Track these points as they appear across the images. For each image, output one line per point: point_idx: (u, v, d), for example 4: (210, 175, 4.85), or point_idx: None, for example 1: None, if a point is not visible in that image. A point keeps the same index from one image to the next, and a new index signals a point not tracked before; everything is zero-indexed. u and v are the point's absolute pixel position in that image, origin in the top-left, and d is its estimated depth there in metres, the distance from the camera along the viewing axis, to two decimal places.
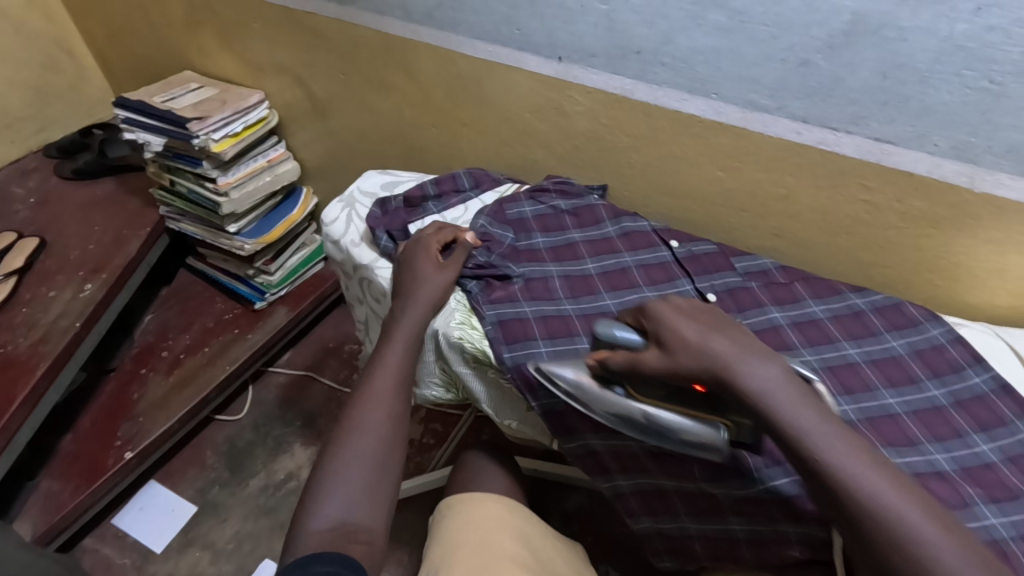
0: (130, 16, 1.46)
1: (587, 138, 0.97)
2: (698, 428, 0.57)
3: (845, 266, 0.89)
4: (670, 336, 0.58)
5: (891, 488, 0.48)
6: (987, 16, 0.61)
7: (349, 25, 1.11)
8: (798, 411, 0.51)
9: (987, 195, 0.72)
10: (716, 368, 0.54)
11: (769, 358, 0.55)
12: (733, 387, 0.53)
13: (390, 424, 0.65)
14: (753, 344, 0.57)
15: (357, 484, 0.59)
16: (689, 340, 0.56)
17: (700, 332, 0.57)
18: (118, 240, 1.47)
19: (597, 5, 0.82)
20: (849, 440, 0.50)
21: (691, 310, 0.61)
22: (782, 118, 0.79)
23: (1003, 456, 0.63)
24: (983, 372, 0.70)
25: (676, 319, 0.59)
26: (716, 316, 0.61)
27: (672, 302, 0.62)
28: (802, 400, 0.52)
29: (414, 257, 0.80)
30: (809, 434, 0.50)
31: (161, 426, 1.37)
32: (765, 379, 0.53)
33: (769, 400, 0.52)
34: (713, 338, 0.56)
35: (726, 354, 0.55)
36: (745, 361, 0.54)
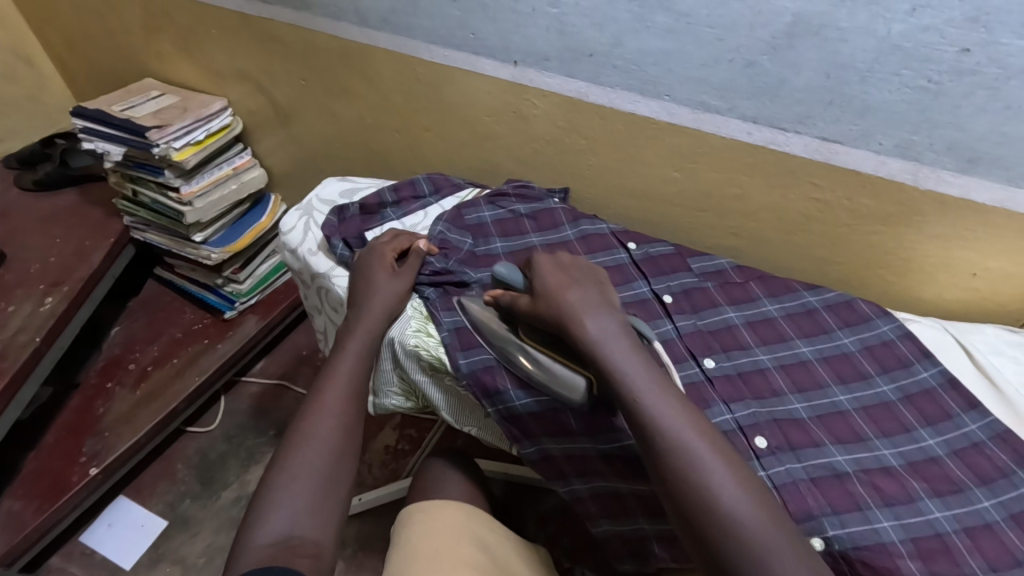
0: (86, 24, 1.43)
1: (546, 141, 0.97)
2: (560, 370, 0.63)
3: (803, 264, 0.89)
4: (536, 285, 0.64)
5: (686, 423, 0.53)
6: (921, 16, 0.61)
7: (306, 31, 1.10)
8: (623, 358, 0.57)
9: (931, 192, 0.73)
10: (561, 315, 0.60)
11: (613, 314, 0.61)
12: (570, 333, 0.59)
13: (342, 435, 0.64)
14: (606, 301, 0.63)
15: (305, 496, 0.59)
16: (549, 289, 0.62)
17: (562, 284, 0.63)
18: (80, 252, 1.44)
19: (548, 8, 0.82)
20: (664, 387, 0.56)
21: (568, 267, 0.67)
22: (733, 119, 0.79)
23: (949, 450, 0.64)
24: (931, 367, 0.71)
25: (547, 271, 0.65)
26: (590, 276, 0.67)
27: (555, 258, 0.68)
28: (630, 349, 0.58)
29: (369, 266, 0.80)
30: (628, 378, 0.56)
31: (128, 440, 1.34)
32: (601, 327, 0.59)
33: (600, 344, 0.58)
34: (570, 291, 0.62)
35: (575, 304, 0.61)
36: (588, 311, 0.60)
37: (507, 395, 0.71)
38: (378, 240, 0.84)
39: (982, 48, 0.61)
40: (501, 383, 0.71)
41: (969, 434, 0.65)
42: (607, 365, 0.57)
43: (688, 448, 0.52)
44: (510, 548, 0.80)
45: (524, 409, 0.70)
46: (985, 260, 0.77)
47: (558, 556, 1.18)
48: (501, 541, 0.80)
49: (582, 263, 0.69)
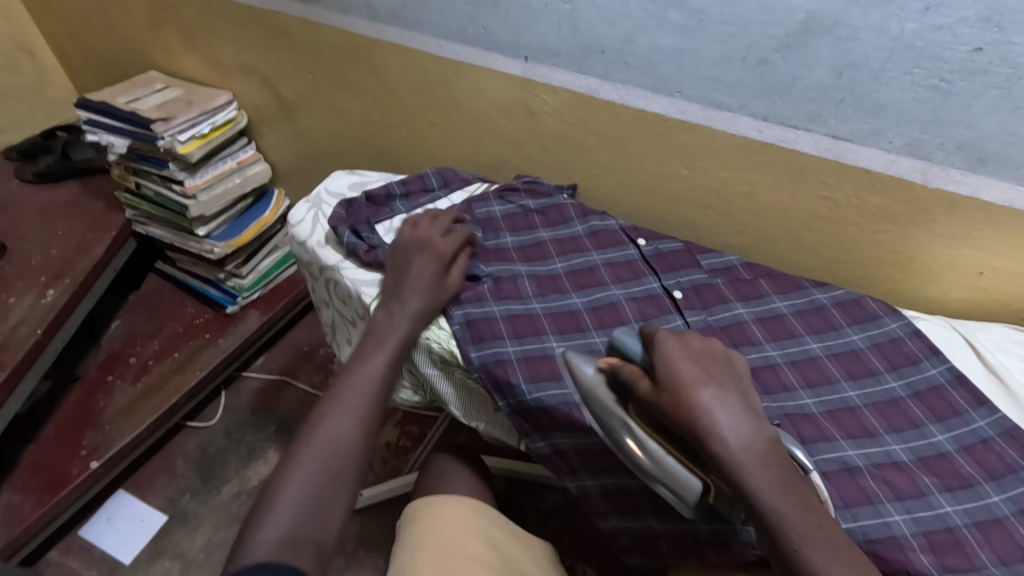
0: (91, 15, 1.43)
1: (555, 138, 0.97)
2: (676, 468, 0.55)
3: (810, 262, 0.90)
4: (665, 375, 0.56)
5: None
6: (933, 15, 0.62)
7: (315, 24, 1.10)
8: (778, 495, 0.50)
9: (940, 190, 0.74)
10: (699, 429, 0.53)
11: (756, 426, 0.54)
12: (714, 455, 0.52)
13: (354, 434, 0.65)
14: (744, 404, 0.56)
15: (313, 494, 0.60)
16: (684, 391, 0.54)
17: (696, 382, 0.55)
18: (82, 244, 1.44)
19: (560, 4, 0.82)
20: (824, 535, 0.50)
21: (699, 354, 0.59)
22: (743, 116, 0.79)
23: (958, 445, 0.64)
24: (939, 364, 0.72)
25: (679, 359, 0.57)
26: (721, 365, 0.59)
27: (686, 340, 0.60)
28: (784, 482, 0.51)
29: (420, 254, 0.78)
30: (788, 527, 0.50)
31: (128, 435, 1.33)
32: (748, 452, 0.52)
33: (752, 477, 0.51)
34: (704, 392, 0.55)
35: (717, 417, 0.53)
36: (729, 426, 0.53)
37: (518, 389, 0.71)
38: (431, 227, 0.82)
39: (994, 47, 0.61)
40: (512, 377, 0.72)
41: (977, 430, 0.66)
42: (763, 507, 0.50)
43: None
44: (516, 544, 0.80)
45: (535, 404, 0.70)
46: (991, 259, 0.77)
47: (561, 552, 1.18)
48: (506, 536, 0.80)
49: (709, 343, 0.61)
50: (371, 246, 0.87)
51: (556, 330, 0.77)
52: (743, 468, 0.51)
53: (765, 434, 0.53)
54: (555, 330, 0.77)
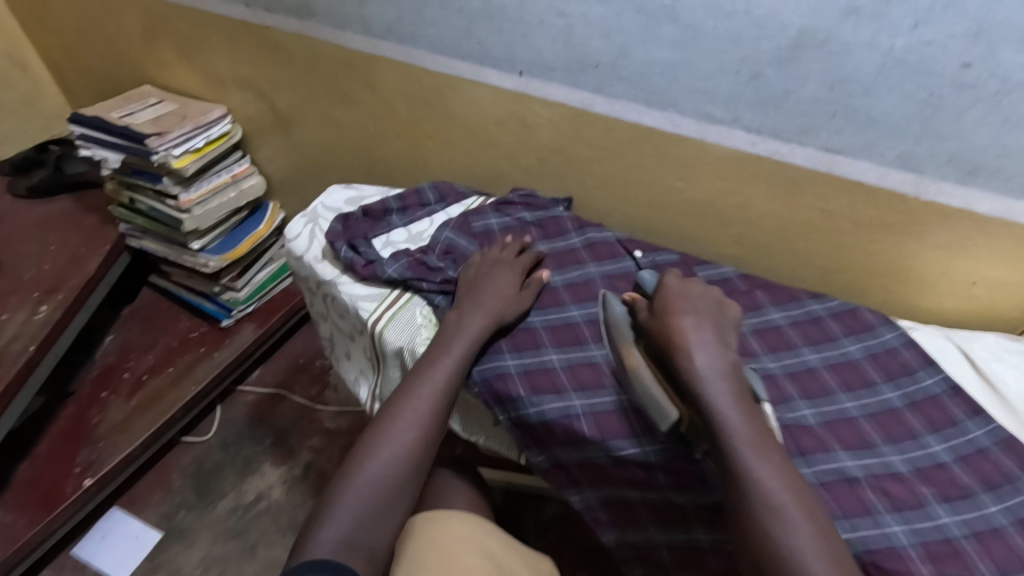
0: (84, 30, 1.43)
1: (551, 151, 0.98)
2: (654, 389, 0.64)
3: (805, 272, 0.90)
4: (659, 306, 0.68)
5: (778, 479, 0.55)
6: (923, 31, 0.63)
7: (310, 39, 1.11)
8: (730, 407, 0.59)
9: (932, 202, 0.75)
10: (675, 343, 0.63)
11: (727, 354, 0.63)
12: (679, 365, 0.62)
13: (408, 453, 0.68)
14: (720, 336, 0.65)
15: (367, 505, 0.66)
16: (670, 316, 0.66)
17: (682, 311, 0.66)
18: (76, 259, 1.43)
19: (554, 20, 0.83)
20: (768, 448, 0.57)
21: (698, 296, 0.69)
22: (737, 130, 0.80)
23: (955, 455, 0.65)
24: (934, 374, 0.72)
25: (676, 298, 0.68)
26: (714, 308, 0.69)
27: (692, 288, 0.70)
28: (737, 396, 0.60)
29: (493, 272, 0.80)
30: (730, 429, 0.58)
31: (123, 451, 1.32)
32: (711, 366, 0.61)
33: (709, 385, 0.60)
34: (687, 318, 0.65)
35: (691, 338, 0.63)
36: (700, 347, 0.63)
37: (518, 402, 0.72)
38: (502, 252, 0.84)
39: (982, 63, 0.62)
40: (512, 390, 0.73)
41: (974, 440, 0.66)
42: (712, 412, 0.59)
43: (783, 515, 0.53)
44: (516, 559, 0.79)
45: (535, 417, 0.71)
46: (984, 269, 0.78)
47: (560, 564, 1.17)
48: (506, 552, 0.79)
49: (709, 291, 0.71)
50: (369, 260, 0.87)
51: (555, 342, 0.77)
52: (702, 378, 0.60)
53: (732, 359, 0.63)
54: (555, 343, 0.77)
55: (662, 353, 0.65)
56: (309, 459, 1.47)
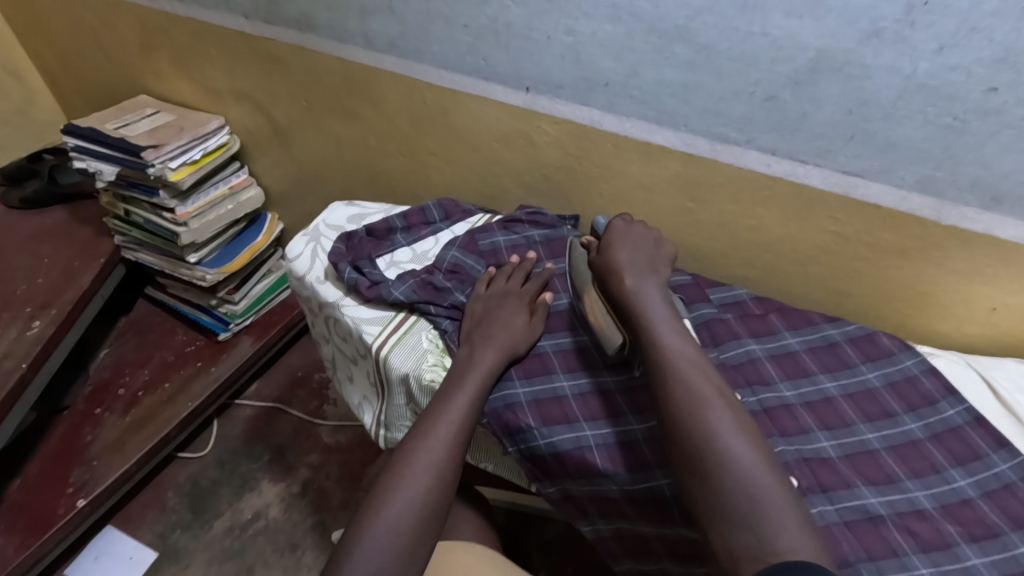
0: (79, 40, 1.40)
1: (558, 168, 0.96)
2: (605, 319, 0.73)
3: (818, 296, 0.88)
4: (602, 240, 0.75)
5: (695, 369, 0.61)
6: (948, 55, 0.61)
7: (311, 52, 1.08)
8: (656, 314, 0.66)
9: (952, 227, 0.73)
10: (611, 270, 0.71)
11: (658, 279, 0.71)
12: (614, 286, 0.70)
13: (427, 498, 0.65)
14: (653, 266, 0.72)
15: (387, 556, 0.61)
16: (608, 249, 0.73)
17: (620, 244, 0.73)
18: (69, 272, 1.40)
19: (563, 37, 0.81)
20: (688, 347, 0.64)
21: (641, 234, 0.76)
22: (751, 151, 0.78)
23: (981, 491, 0.63)
24: (956, 405, 0.70)
25: (619, 231, 0.75)
26: (652, 242, 0.76)
27: (637, 226, 0.77)
28: (665, 309, 0.67)
29: (502, 307, 0.79)
30: (657, 336, 0.64)
31: (117, 470, 1.29)
32: (642, 286, 0.69)
33: (640, 302, 0.67)
34: (623, 249, 0.73)
35: (624, 264, 0.71)
36: (631, 271, 0.70)
37: (528, 433, 0.70)
38: (508, 282, 0.82)
39: (1009, 88, 0.61)
40: (522, 420, 0.70)
41: (1000, 474, 0.64)
42: (641, 323, 0.66)
43: (698, 400, 0.59)
44: None
45: (546, 449, 0.68)
46: (1003, 295, 0.76)
47: None
48: None
49: (649, 231, 0.77)
50: (374, 282, 0.85)
51: (565, 368, 0.75)
52: (633, 298, 0.68)
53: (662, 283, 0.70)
54: (565, 368, 0.75)
55: (603, 281, 0.73)
56: (308, 476, 1.44)
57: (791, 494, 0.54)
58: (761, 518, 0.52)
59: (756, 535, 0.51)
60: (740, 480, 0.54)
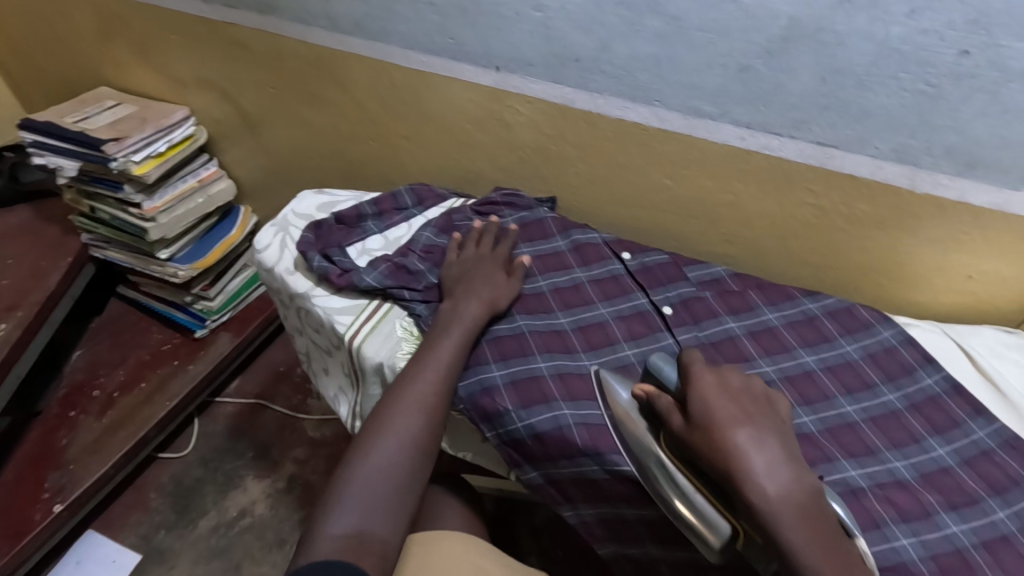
0: (32, 30, 1.34)
1: (532, 149, 0.94)
2: (704, 506, 0.49)
3: (797, 270, 0.88)
4: (698, 408, 0.51)
5: None
6: (920, 18, 0.60)
7: (275, 36, 1.04)
8: (819, 557, 0.45)
9: (928, 195, 0.72)
10: (734, 474, 0.47)
11: (800, 478, 0.48)
12: (750, 500, 0.47)
13: (415, 438, 0.66)
14: (785, 454, 0.50)
15: (378, 495, 0.63)
16: (720, 433, 0.49)
17: (730, 419, 0.50)
18: (35, 273, 1.35)
19: (531, 12, 0.78)
20: None
21: (735, 390, 0.54)
22: (726, 124, 0.77)
23: (960, 459, 0.63)
24: (934, 373, 0.70)
25: (713, 393, 0.52)
26: (760, 407, 0.54)
27: (724, 380, 0.54)
28: (823, 537, 0.46)
29: (476, 269, 0.79)
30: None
31: (95, 473, 1.26)
32: (789, 499, 0.47)
33: (793, 533, 0.45)
34: (742, 431, 0.50)
35: (754, 461, 0.48)
36: (768, 473, 0.48)
37: (506, 417, 0.69)
38: (478, 247, 0.82)
39: (981, 51, 0.60)
40: (500, 404, 0.69)
41: (977, 441, 0.65)
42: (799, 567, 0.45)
43: None
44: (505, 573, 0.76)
45: (525, 432, 0.68)
46: (979, 262, 0.76)
47: (554, 569, 1.15)
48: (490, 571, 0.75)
49: (749, 385, 0.56)
50: (345, 270, 0.83)
51: (542, 349, 0.74)
52: (781, 520, 0.46)
53: (807, 484, 0.48)
54: (542, 349, 0.74)
55: (716, 481, 0.49)
56: (293, 472, 1.42)
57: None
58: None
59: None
60: None
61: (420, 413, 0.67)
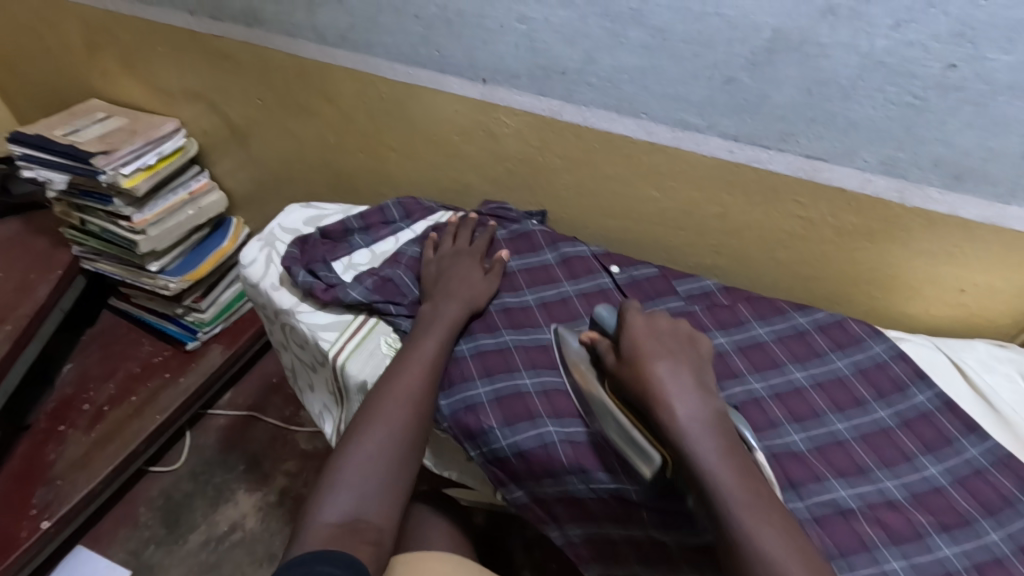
0: (23, 43, 1.34)
1: (518, 161, 0.93)
2: (640, 439, 0.59)
3: (788, 282, 0.87)
4: (625, 346, 0.61)
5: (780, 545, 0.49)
6: (905, 31, 0.59)
7: (261, 48, 1.04)
8: (720, 465, 0.53)
9: (917, 208, 0.71)
10: (651, 398, 0.57)
11: (708, 402, 0.58)
12: (664, 420, 0.56)
13: (404, 428, 0.66)
14: (699, 381, 0.60)
15: (370, 482, 0.62)
16: (641, 364, 0.59)
17: (654, 353, 0.60)
18: (24, 285, 1.34)
19: (515, 24, 0.77)
20: (765, 507, 0.52)
21: (664, 333, 0.64)
22: (713, 137, 0.76)
23: (952, 478, 0.61)
24: (926, 389, 0.69)
25: (640, 333, 0.62)
26: (684, 346, 0.63)
27: (654, 324, 0.64)
28: (728, 450, 0.54)
29: (455, 266, 0.80)
30: (725, 493, 0.52)
31: (82, 489, 1.24)
32: (696, 418, 0.56)
33: (697, 445, 0.54)
34: (661, 364, 0.59)
35: (668, 388, 0.57)
36: (679, 397, 0.57)
37: (490, 435, 0.68)
38: (455, 241, 0.85)
39: (968, 63, 0.59)
40: (484, 422, 0.68)
41: (970, 460, 0.63)
42: (701, 473, 0.53)
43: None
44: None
45: (510, 450, 0.67)
46: (971, 275, 0.75)
47: None
48: None
49: (678, 325, 0.65)
50: (330, 285, 0.82)
51: (528, 364, 0.73)
52: (685, 434, 0.55)
53: (714, 407, 0.57)
54: (527, 364, 0.73)
55: (642, 409, 0.59)
56: (284, 485, 1.41)
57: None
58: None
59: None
60: None
61: (404, 430, 0.66)
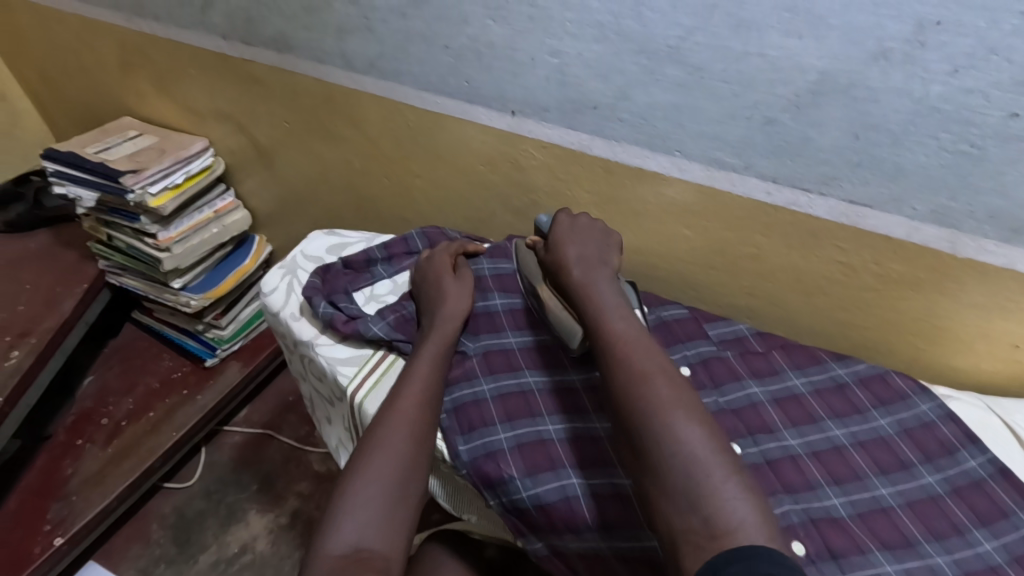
0: (62, 61, 1.36)
1: (544, 193, 0.91)
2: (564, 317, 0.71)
3: (825, 328, 0.82)
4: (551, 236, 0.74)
5: (642, 354, 0.59)
6: (963, 78, 0.56)
7: (290, 73, 1.04)
8: (605, 303, 0.65)
9: (971, 260, 0.67)
10: (560, 263, 0.70)
11: (606, 267, 0.70)
12: (566, 278, 0.69)
13: (410, 453, 0.63)
14: (603, 256, 0.72)
15: (376, 509, 0.59)
16: (558, 243, 0.72)
17: (570, 239, 0.72)
18: (51, 299, 1.35)
19: (548, 58, 0.76)
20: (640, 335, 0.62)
21: (586, 226, 0.75)
22: (750, 177, 0.73)
23: (1009, 556, 0.57)
24: (978, 454, 0.65)
25: (564, 226, 0.75)
26: (600, 236, 0.74)
27: (575, 219, 0.76)
28: (615, 296, 0.66)
29: (426, 273, 0.81)
30: (604, 322, 0.63)
31: (95, 506, 1.23)
32: (590, 275, 0.68)
33: (589, 290, 0.66)
34: (573, 243, 0.72)
35: (574, 254, 0.70)
36: (579, 261, 0.70)
37: (510, 485, 0.65)
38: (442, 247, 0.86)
39: None
40: (504, 471, 0.65)
41: None
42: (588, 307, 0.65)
43: (633, 374, 0.57)
44: None
45: (530, 502, 0.63)
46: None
47: None
48: None
49: (597, 223, 0.76)
50: (351, 317, 0.80)
51: (551, 410, 0.71)
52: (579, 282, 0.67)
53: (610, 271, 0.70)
54: (551, 411, 0.71)
55: (556, 279, 0.72)
56: (297, 507, 1.39)
57: (740, 478, 0.50)
58: (710, 496, 0.49)
59: (703, 522, 0.48)
60: (684, 463, 0.51)
61: (411, 479, 0.62)
